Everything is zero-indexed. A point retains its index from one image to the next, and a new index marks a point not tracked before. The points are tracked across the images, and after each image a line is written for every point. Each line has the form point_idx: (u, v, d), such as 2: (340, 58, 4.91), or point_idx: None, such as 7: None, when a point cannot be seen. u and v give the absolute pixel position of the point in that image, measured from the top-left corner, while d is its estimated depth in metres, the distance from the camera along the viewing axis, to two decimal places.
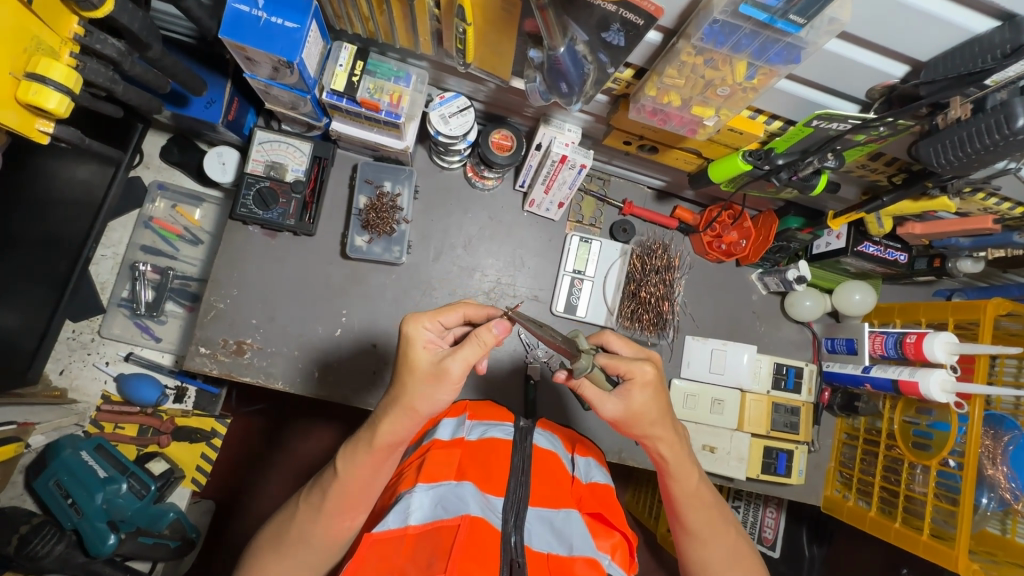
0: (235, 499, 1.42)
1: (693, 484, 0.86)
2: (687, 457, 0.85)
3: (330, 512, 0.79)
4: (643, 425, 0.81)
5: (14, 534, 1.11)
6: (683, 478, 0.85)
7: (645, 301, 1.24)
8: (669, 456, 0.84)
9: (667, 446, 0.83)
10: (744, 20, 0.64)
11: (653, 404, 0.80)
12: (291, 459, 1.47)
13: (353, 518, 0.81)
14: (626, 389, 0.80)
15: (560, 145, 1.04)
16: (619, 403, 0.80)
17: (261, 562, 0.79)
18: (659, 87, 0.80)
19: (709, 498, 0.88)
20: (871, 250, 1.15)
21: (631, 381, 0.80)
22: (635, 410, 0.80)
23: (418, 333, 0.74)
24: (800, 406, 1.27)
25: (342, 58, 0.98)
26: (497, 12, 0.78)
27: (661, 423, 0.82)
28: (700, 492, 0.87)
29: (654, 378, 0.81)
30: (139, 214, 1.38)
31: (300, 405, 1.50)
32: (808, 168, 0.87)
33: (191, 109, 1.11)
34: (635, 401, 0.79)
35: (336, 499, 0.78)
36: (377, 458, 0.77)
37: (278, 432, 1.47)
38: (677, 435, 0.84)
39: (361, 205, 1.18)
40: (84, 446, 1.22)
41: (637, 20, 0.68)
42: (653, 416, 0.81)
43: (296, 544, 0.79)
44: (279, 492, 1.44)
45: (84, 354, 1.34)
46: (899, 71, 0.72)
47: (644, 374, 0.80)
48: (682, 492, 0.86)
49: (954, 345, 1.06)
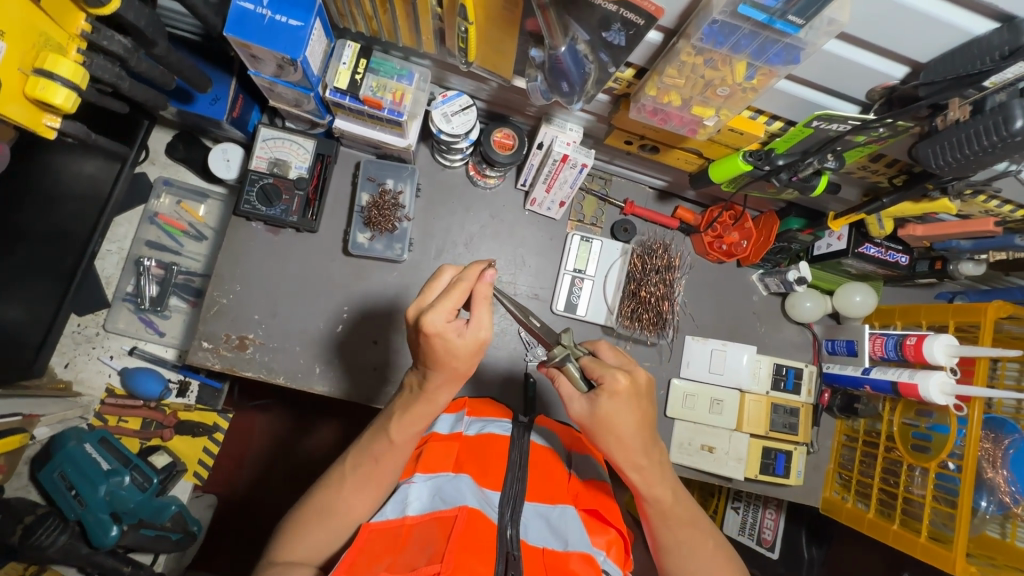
0: (241, 494, 1.43)
1: (669, 502, 0.84)
2: (661, 476, 0.83)
3: (360, 480, 0.80)
4: (611, 436, 0.79)
5: (18, 525, 1.13)
6: (657, 498, 0.84)
7: (645, 300, 1.23)
8: (639, 479, 0.82)
9: (635, 469, 0.81)
10: (743, 20, 0.64)
11: (623, 416, 0.77)
12: (294, 454, 1.47)
13: (374, 496, 0.81)
14: (595, 393, 0.77)
15: (561, 144, 1.04)
16: (586, 404, 0.79)
17: (289, 532, 0.79)
18: (660, 87, 0.80)
19: (686, 516, 0.86)
20: (872, 252, 1.15)
21: (601, 389, 0.77)
22: (599, 421, 0.78)
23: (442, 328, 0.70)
24: (800, 408, 1.28)
25: (346, 56, 0.98)
26: (498, 11, 0.79)
27: (631, 438, 0.78)
28: (676, 511, 0.85)
29: (626, 387, 0.76)
30: (144, 210, 1.39)
31: (301, 401, 1.50)
32: (808, 169, 0.88)
33: (197, 106, 1.13)
34: (602, 409, 0.77)
35: (367, 463, 0.81)
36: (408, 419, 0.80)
37: (277, 425, 1.48)
38: (649, 455, 0.81)
39: (363, 202, 1.19)
40: (89, 438, 1.24)
41: (638, 19, 0.69)
42: (623, 426, 0.77)
43: (339, 515, 0.79)
44: (283, 488, 1.44)
45: (90, 348, 1.35)
46: (899, 71, 0.72)
47: (615, 383, 0.76)
48: (659, 511, 0.84)
49: (954, 348, 1.07)
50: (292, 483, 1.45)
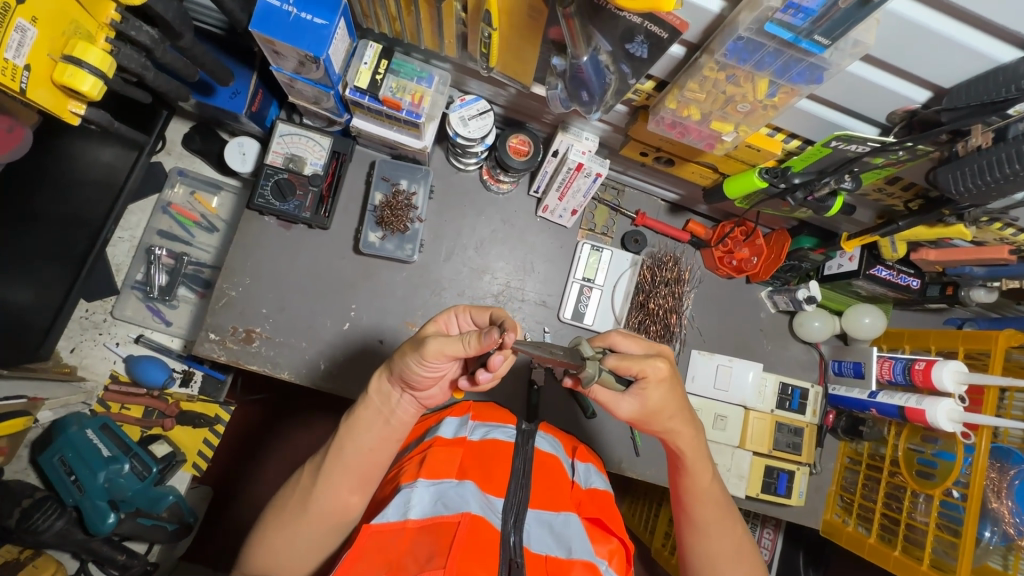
0: (234, 486, 1.44)
1: (707, 479, 0.86)
2: (704, 454, 0.86)
3: (330, 482, 0.80)
4: (662, 419, 0.81)
5: (15, 508, 1.13)
6: (696, 473, 0.85)
7: (652, 313, 1.23)
8: (685, 450, 0.84)
9: (684, 438, 0.84)
10: (769, 38, 0.64)
11: (671, 400, 0.79)
12: (290, 451, 1.48)
13: (358, 494, 0.82)
14: (640, 387, 0.78)
15: (577, 153, 1.06)
16: (633, 401, 0.80)
17: (262, 534, 0.81)
18: (680, 101, 0.80)
19: (720, 498, 0.87)
20: (883, 274, 1.15)
21: (645, 380, 0.77)
22: (651, 408, 0.80)
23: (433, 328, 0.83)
24: (803, 428, 1.27)
25: (368, 56, 0.99)
26: (523, 18, 0.79)
27: (680, 416, 0.82)
28: (711, 489, 0.86)
29: (669, 374, 0.78)
30: (158, 199, 1.38)
31: (304, 400, 1.51)
32: (824, 188, 0.89)
33: (217, 98, 1.13)
34: (651, 396, 0.78)
35: (333, 463, 0.80)
36: (372, 413, 0.83)
37: (276, 422, 1.49)
38: (695, 430, 0.85)
39: (377, 201, 1.19)
40: (90, 425, 1.23)
41: (662, 33, 0.70)
42: (671, 405, 0.80)
43: (308, 521, 0.79)
44: (276, 482, 1.45)
45: (96, 334, 1.35)
46: (922, 96, 0.72)
47: (657, 372, 0.77)
48: (696, 486, 0.86)
49: (963, 375, 1.06)
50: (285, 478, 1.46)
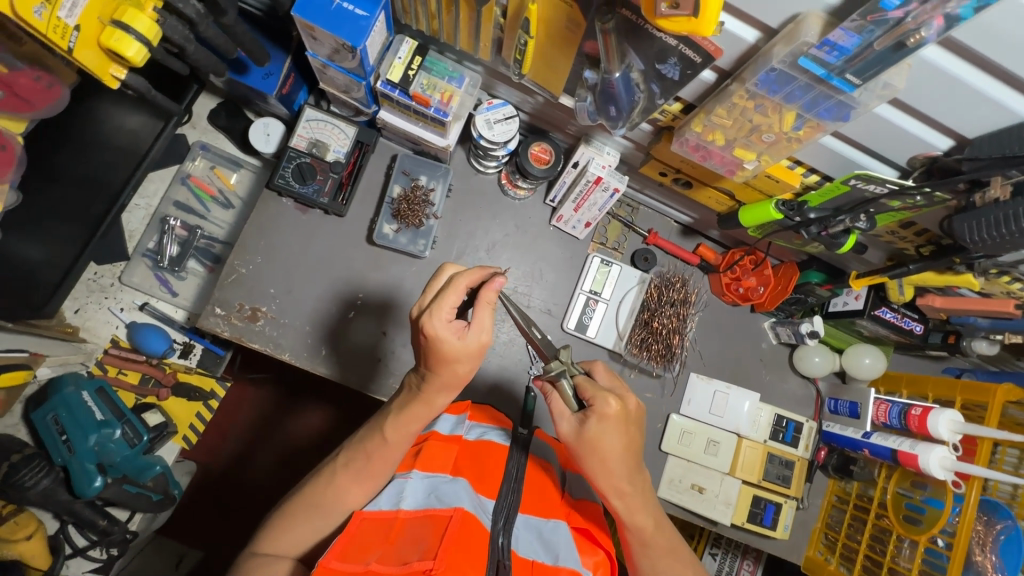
0: (224, 475, 1.43)
1: (650, 535, 0.82)
2: (643, 508, 0.82)
3: (350, 475, 0.83)
4: (595, 461, 0.79)
5: (4, 462, 1.12)
6: (639, 530, 0.82)
7: (657, 331, 1.24)
8: (621, 508, 0.81)
9: (618, 498, 0.80)
10: (801, 72, 0.64)
11: (611, 439, 0.78)
12: (277, 436, 1.48)
13: (358, 487, 0.83)
14: (585, 414, 0.79)
15: (597, 166, 1.07)
16: (573, 423, 0.80)
17: (287, 525, 0.81)
18: (706, 125, 0.81)
19: (671, 549, 0.84)
20: (887, 316, 1.16)
21: (592, 410, 0.79)
22: (586, 440, 0.79)
23: (445, 328, 0.74)
24: (795, 460, 1.28)
25: (402, 51, 1.00)
26: (560, 29, 0.80)
27: (618, 472, 0.79)
28: (659, 543, 0.83)
29: (617, 413, 0.78)
30: (178, 170, 1.39)
31: (295, 383, 1.50)
32: (838, 226, 0.89)
33: (249, 77, 1.13)
34: (590, 428, 0.78)
35: (377, 464, 0.83)
36: (416, 422, 0.83)
37: (264, 404, 1.48)
38: (632, 487, 0.81)
39: (394, 194, 1.20)
40: (86, 386, 1.22)
41: (696, 57, 0.72)
42: (608, 447, 0.78)
43: (310, 510, 0.82)
44: (266, 470, 1.45)
45: (102, 297, 1.34)
46: (944, 143, 0.72)
47: (606, 407, 0.78)
48: (641, 542, 0.82)
49: (958, 424, 1.07)
50: (276, 466, 1.46)
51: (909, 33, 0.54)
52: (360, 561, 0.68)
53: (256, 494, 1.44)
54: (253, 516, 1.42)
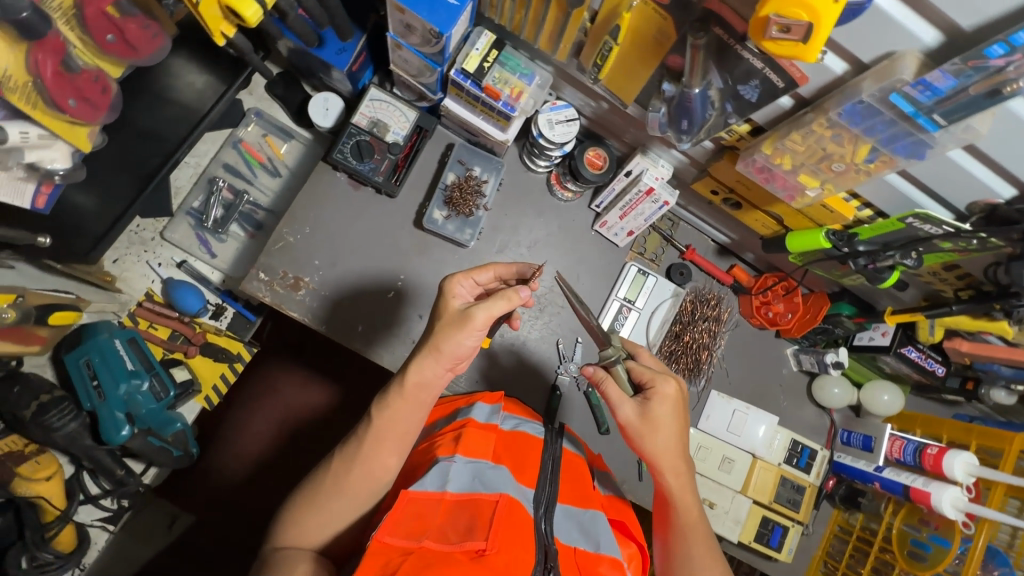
0: (219, 432, 1.45)
1: (693, 515, 0.90)
2: (691, 488, 0.91)
3: (371, 459, 0.81)
4: (654, 440, 0.88)
5: (33, 401, 1.13)
6: (684, 508, 0.90)
7: (687, 345, 1.29)
8: (672, 485, 0.90)
9: (672, 474, 0.89)
10: (889, 107, 0.67)
11: (670, 419, 0.88)
12: (280, 407, 1.49)
13: (395, 456, 0.83)
14: (646, 397, 0.89)
15: (650, 177, 1.09)
16: (635, 407, 0.88)
17: (292, 520, 0.80)
18: (777, 148, 0.83)
19: (706, 536, 0.90)
20: (912, 354, 1.19)
21: (652, 391, 0.89)
22: (649, 419, 0.88)
23: (456, 289, 0.87)
24: (806, 486, 1.30)
25: (480, 43, 1.03)
26: (648, 40, 0.83)
27: (672, 449, 0.89)
28: (698, 526, 0.90)
29: (675, 395, 0.89)
30: (230, 133, 1.39)
31: (306, 358, 1.53)
32: (887, 260, 0.92)
33: (323, 51, 1.13)
34: (652, 409, 0.88)
35: (371, 449, 0.81)
36: (413, 407, 0.82)
37: (272, 375, 1.50)
38: (684, 466, 0.90)
39: (448, 181, 1.23)
40: (119, 335, 1.23)
41: (780, 82, 0.75)
42: (667, 426, 0.88)
43: (335, 498, 0.80)
44: (261, 434, 1.47)
45: (142, 250, 1.35)
46: (1007, 192, 0.75)
47: (665, 389, 0.89)
48: (683, 522, 0.90)
49: (973, 467, 1.10)
50: (271, 432, 1.47)
51: (1007, 82, 0.57)
52: (412, 538, 0.68)
53: (249, 456, 1.46)
54: (244, 477, 1.45)
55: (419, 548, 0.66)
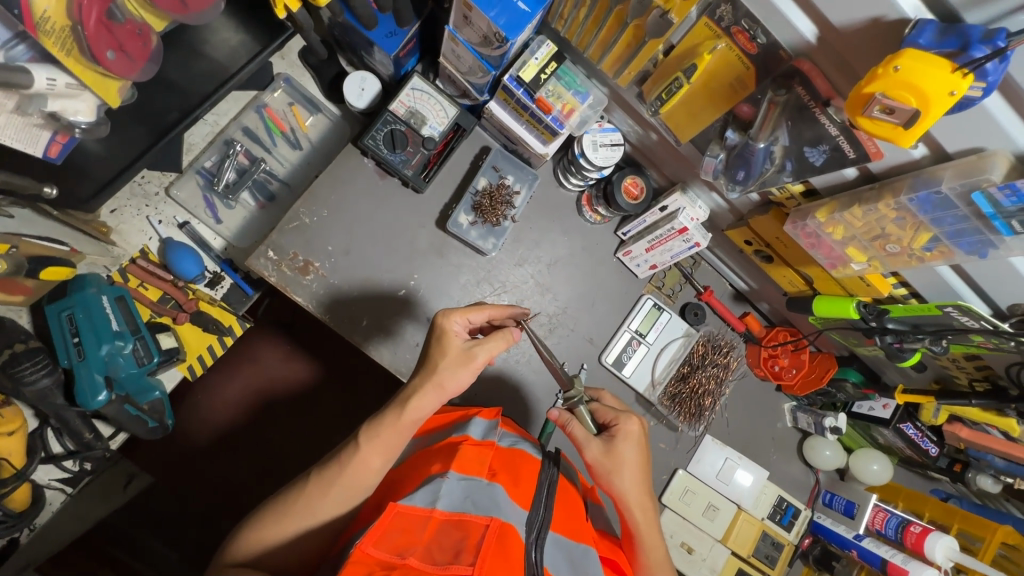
0: (191, 394, 1.41)
1: (659, 555, 0.89)
2: (656, 526, 0.89)
3: (347, 488, 0.78)
4: (620, 478, 0.86)
5: (6, 349, 1.07)
6: (651, 547, 0.88)
7: (692, 388, 1.26)
8: (641, 523, 0.87)
9: (640, 511, 0.87)
10: (967, 204, 0.65)
11: (635, 457, 0.87)
12: (256, 374, 1.45)
13: (379, 459, 0.79)
14: (611, 434, 0.88)
15: (686, 217, 1.06)
16: (602, 445, 0.87)
17: (258, 534, 0.77)
18: (832, 217, 0.81)
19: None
20: (910, 431, 1.18)
21: (617, 430, 0.88)
22: (614, 457, 0.86)
23: (450, 325, 0.84)
24: (784, 544, 1.31)
25: (540, 53, 0.99)
26: (722, 84, 0.79)
27: (639, 486, 0.87)
28: (664, 565, 0.89)
29: (638, 437, 0.88)
30: (255, 97, 1.31)
31: (295, 326, 1.48)
32: (915, 342, 0.92)
33: (373, 32, 1.08)
34: (618, 447, 0.86)
35: (351, 473, 0.78)
36: (401, 435, 0.80)
37: (253, 341, 1.45)
38: (650, 503, 0.88)
39: (479, 185, 1.18)
40: (107, 292, 1.16)
41: (851, 152, 0.71)
42: (631, 464, 0.86)
43: (303, 519, 0.77)
44: (234, 402, 1.43)
45: (143, 204, 1.28)
46: None
47: (629, 428, 0.88)
48: (649, 561, 0.88)
49: (954, 552, 1.10)
50: (245, 402, 1.44)
51: None
52: (396, 552, 0.65)
53: (219, 424, 1.42)
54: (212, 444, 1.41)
55: (404, 565, 0.63)
